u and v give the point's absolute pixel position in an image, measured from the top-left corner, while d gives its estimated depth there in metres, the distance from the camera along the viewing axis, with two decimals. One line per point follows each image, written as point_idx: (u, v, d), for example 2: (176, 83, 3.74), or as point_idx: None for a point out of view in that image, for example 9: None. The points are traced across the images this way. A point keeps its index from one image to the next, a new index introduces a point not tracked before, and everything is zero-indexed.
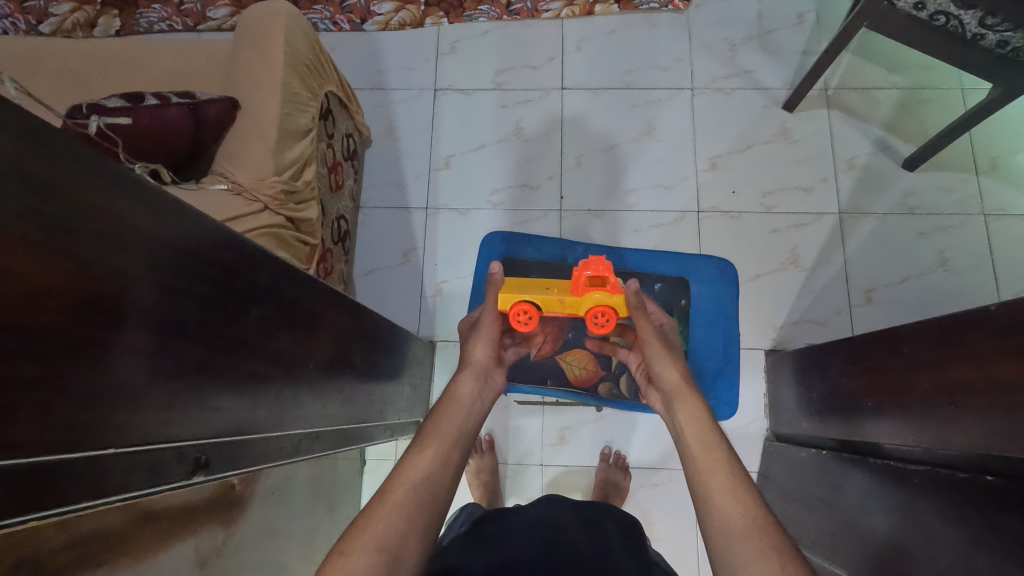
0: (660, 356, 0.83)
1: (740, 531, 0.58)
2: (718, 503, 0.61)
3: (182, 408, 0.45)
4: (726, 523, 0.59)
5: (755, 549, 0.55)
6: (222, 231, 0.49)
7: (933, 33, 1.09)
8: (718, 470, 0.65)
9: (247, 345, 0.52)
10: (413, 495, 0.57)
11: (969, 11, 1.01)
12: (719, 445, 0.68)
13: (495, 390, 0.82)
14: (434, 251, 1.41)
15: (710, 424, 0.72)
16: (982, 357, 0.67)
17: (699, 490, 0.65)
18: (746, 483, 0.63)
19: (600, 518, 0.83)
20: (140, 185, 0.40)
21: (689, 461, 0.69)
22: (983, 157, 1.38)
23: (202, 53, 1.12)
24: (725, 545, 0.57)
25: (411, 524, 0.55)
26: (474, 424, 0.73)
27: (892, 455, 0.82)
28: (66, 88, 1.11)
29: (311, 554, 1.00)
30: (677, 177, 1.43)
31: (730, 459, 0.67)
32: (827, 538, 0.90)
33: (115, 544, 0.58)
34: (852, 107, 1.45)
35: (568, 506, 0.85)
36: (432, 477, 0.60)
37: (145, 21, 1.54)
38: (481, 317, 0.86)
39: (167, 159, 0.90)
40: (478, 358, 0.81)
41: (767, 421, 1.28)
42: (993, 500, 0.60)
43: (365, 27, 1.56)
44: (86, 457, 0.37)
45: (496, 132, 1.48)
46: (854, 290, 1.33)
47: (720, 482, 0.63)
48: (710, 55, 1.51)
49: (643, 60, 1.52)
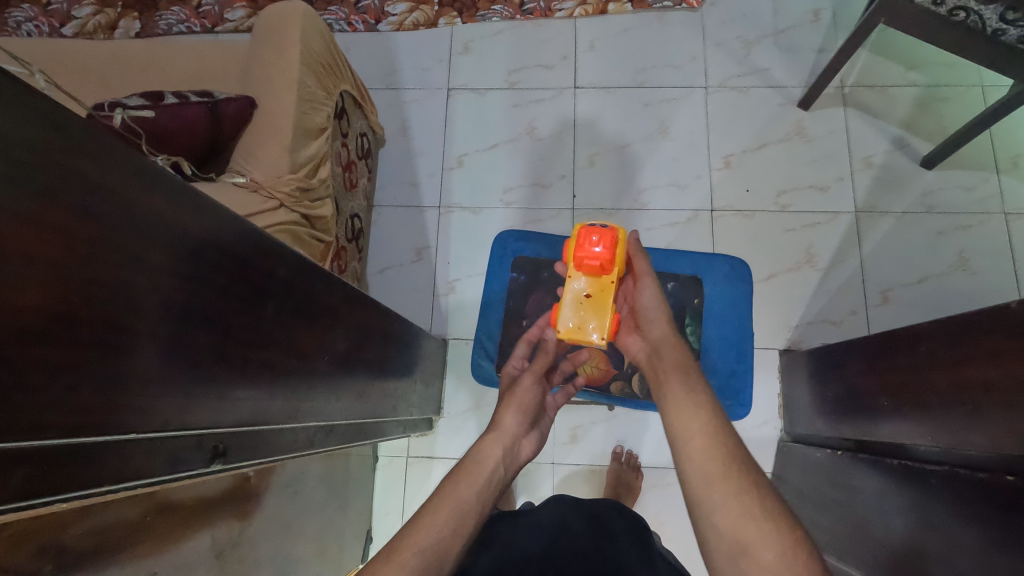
0: (653, 298, 0.83)
1: (716, 473, 0.60)
2: (694, 449, 0.64)
3: (202, 398, 0.46)
4: (433, 520, 0.59)
5: (436, 541, 0.58)
6: (239, 222, 0.49)
7: (850, 43, 1.23)
8: (459, 486, 0.66)
9: (263, 338, 0.53)
10: (464, 475, 0.67)
11: (867, 10, 1.15)
12: (476, 480, 0.68)
13: (520, 457, 0.80)
14: None
15: (692, 372, 0.73)
16: (1003, 356, 0.66)
17: (676, 436, 0.67)
18: (720, 426, 0.66)
19: (609, 521, 0.81)
20: (162, 178, 0.41)
21: (668, 400, 0.71)
22: (1004, 156, 1.36)
23: (220, 54, 1.14)
24: (704, 487, 0.60)
25: (458, 512, 0.62)
26: (492, 493, 0.69)
27: (907, 455, 0.81)
28: (88, 86, 1.13)
29: (325, 548, 1.02)
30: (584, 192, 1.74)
31: (709, 402, 0.69)
32: (843, 540, 0.89)
33: (135, 531, 0.59)
34: (870, 108, 1.43)
35: (579, 508, 0.83)
36: (487, 450, 0.73)
37: (164, 23, 1.57)
38: (523, 376, 0.88)
39: (187, 152, 0.91)
40: (507, 428, 0.79)
41: (782, 422, 1.27)
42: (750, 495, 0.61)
43: (379, 28, 1.58)
44: (105, 442, 0.38)
45: (399, 122, 1.51)
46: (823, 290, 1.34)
47: (444, 494, 0.64)
48: (684, 39, 1.52)
49: (596, 40, 1.54)
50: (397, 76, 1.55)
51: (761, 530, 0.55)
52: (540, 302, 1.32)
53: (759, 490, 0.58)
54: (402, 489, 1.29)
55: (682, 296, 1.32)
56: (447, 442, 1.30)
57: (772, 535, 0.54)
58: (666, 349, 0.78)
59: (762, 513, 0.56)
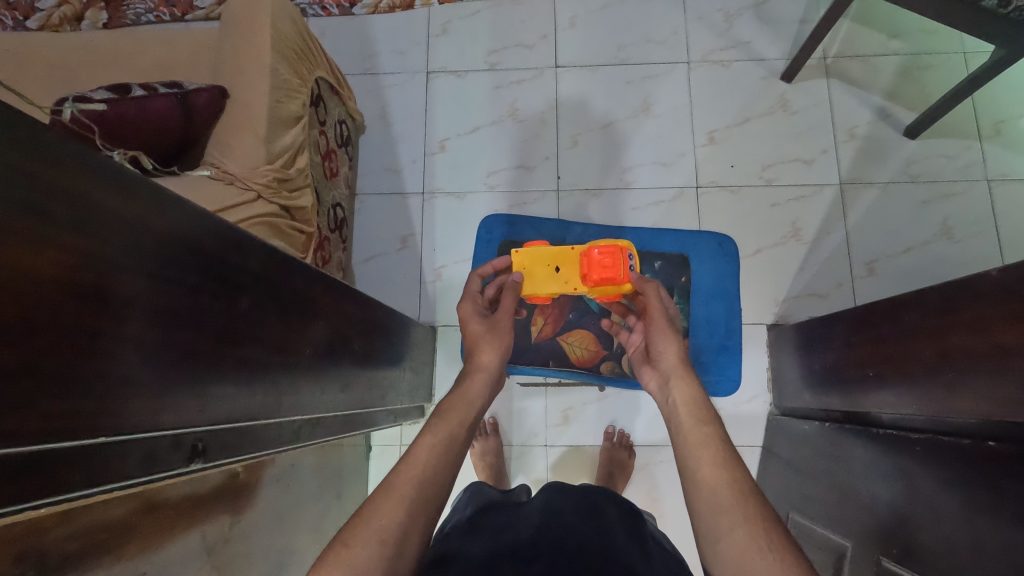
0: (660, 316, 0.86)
1: (724, 503, 0.58)
2: (703, 478, 0.61)
3: (175, 397, 0.45)
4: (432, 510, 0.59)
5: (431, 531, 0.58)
6: (204, 216, 0.48)
7: (836, 10, 1.20)
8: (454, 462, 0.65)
9: (240, 334, 0.51)
10: None
11: None
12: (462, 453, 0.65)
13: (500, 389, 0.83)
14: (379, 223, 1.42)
15: (702, 403, 0.73)
16: (986, 325, 0.66)
17: (686, 466, 0.65)
18: (732, 459, 0.63)
19: (602, 507, 0.80)
20: (118, 171, 0.39)
21: (679, 439, 0.69)
22: (987, 122, 1.36)
23: (188, 45, 1.11)
24: (711, 517, 0.57)
25: None
26: None
27: (894, 425, 0.83)
28: (53, 82, 1.09)
29: (321, 537, 1.03)
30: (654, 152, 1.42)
31: (720, 437, 0.67)
32: (829, 509, 0.90)
33: (123, 533, 0.59)
34: (853, 79, 1.42)
35: (570, 493, 0.82)
36: None
37: (132, 13, 1.52)
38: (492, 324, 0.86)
39: (150, 149, 0.88)
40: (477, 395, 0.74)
41: (771, 396, 1.28)
42: (770, 511, 0.56)
43: (354, 11, 1.53)
44: (70, 448, 0.37)
45: (379, 106, 1.49)
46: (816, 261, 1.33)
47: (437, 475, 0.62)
48: (665, 13, 1.50)
49: (576, 14, 1.51)
50: (375, 60, 1.51)
51: (765, 560, 0.51)
52: None
53: (768, 520, 0.55)
54: None
55: (670, 274, 1.33)
56: None
57: (776, 565, 0.50)
58: (674, 371, 0.79)
59: (768, 545, 0.52)
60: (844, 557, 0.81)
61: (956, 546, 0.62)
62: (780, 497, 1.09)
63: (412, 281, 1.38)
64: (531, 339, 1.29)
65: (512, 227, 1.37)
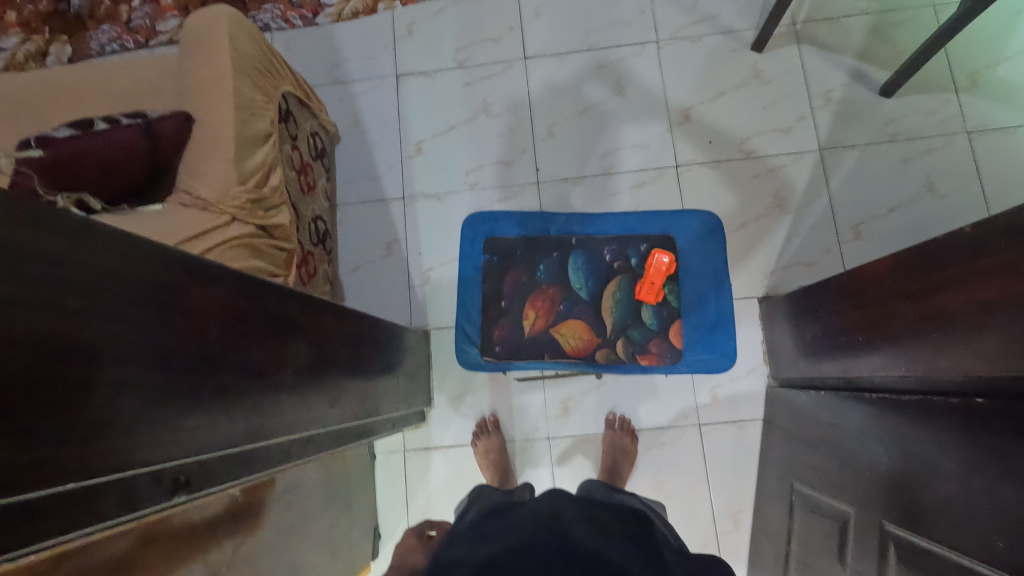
0: None
1: None
2: None
3: (148, 435, 0.44)
4: None
5: None
6: (165, 251, 0.48)
7: None
8: None
9: (215, 363, 0.52)
10: None
11: None
12: None
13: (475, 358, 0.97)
14: (364, 231, 1.41)
15: None
16: (965, 283, 0.66)
17: None
18: None
19: (604, 508, 0.80)
20: (58, 219, 0.39)
21: None
22: (963, 74, 1.34)
23: (152, 72, 1.10)
24: None
25: None
26: None
27: (887, 388, 0.83)
28: (20, 121, 1.08)
29: (332, 548, 1.04)
30: (630, 135, 1.41)
31: None
32: (830, 476, 0.90)
33: (122, 568, 0.60)
34: (824, 43, 1.41)
35: (571, 499, 0.82)
36: None
37: (96, 44, 1.50)
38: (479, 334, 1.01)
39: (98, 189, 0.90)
40: None
41: (768, 367, 1.28)
42: None
43: (318, 21, 1.52)
44: (38, 500, 0.37)
45: (351, 114, 1.48)
46: (803, 230, 1.32)
47: None
48: None
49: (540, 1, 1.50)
50: (344, 67, 1.50)
51: None
52: (516, 280, 1.32)
53: None
54: (403, 482, 1.29)
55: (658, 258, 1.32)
56: (442, 430, 1.31)
57: None
58: None
59: None
60: (848, 524, 0.81)
61: (952, 506, 0.62)
62: (784, 468, 1.09)
63: (400, 287, 1.38)
64: (525, 334, 1.29)
65: (495, 224, 1.37)
